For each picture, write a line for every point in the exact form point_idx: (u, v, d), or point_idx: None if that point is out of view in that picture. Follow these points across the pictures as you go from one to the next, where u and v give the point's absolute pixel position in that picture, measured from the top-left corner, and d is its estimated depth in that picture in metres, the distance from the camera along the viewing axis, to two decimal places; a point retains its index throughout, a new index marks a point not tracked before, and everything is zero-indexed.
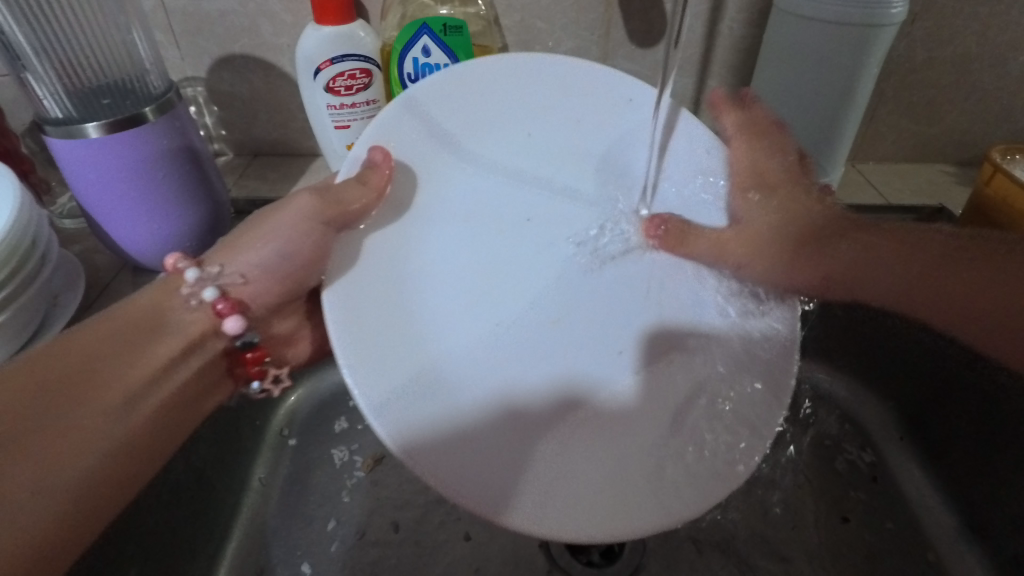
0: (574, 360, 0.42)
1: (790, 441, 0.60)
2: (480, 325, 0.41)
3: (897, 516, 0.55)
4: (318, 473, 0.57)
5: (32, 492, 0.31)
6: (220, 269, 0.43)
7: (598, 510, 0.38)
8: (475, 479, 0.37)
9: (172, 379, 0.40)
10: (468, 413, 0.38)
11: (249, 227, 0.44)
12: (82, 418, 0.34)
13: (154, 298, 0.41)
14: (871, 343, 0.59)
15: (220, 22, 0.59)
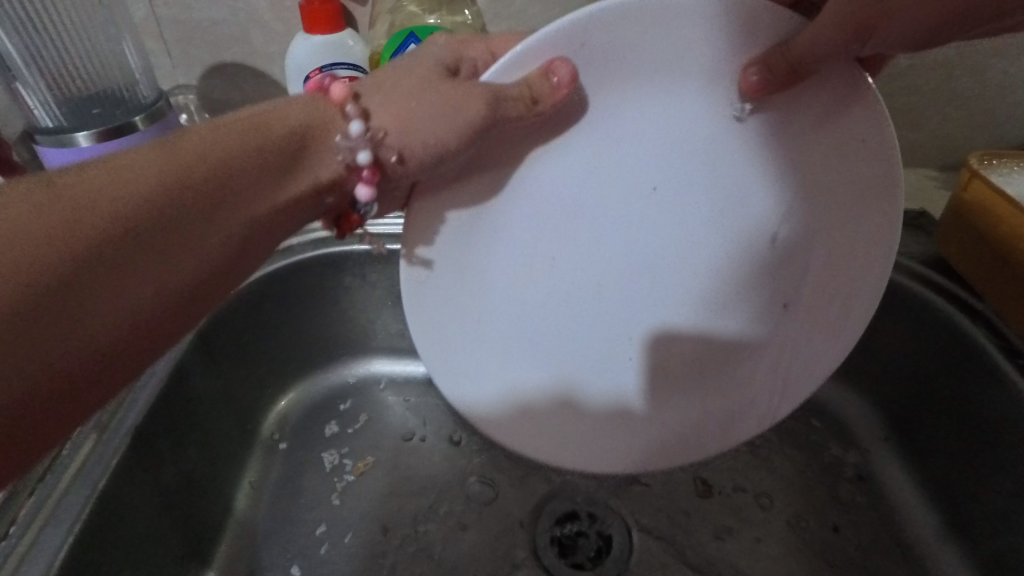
0: (624, 342, 0.45)
1: (775, 444, 0.61)
2: (544, 309, 0.44)
3: (881, 515, 0.55)
4: (308, 476, 0.58)
5: (132, 291, 0.29)
6: (378, 133, 0.37)
7: (622, 450, 0.47)
8: (524, 436, 0.46)
9: (268, 223, 0.35)
10: (499, 364, 0.45)
11: (412, 78, 0.37)
12: (165, 244, 0.30)
13: (294, 120, 0.36)
14: (856, 344, 0.60)
15: (212, 31, 0.59)
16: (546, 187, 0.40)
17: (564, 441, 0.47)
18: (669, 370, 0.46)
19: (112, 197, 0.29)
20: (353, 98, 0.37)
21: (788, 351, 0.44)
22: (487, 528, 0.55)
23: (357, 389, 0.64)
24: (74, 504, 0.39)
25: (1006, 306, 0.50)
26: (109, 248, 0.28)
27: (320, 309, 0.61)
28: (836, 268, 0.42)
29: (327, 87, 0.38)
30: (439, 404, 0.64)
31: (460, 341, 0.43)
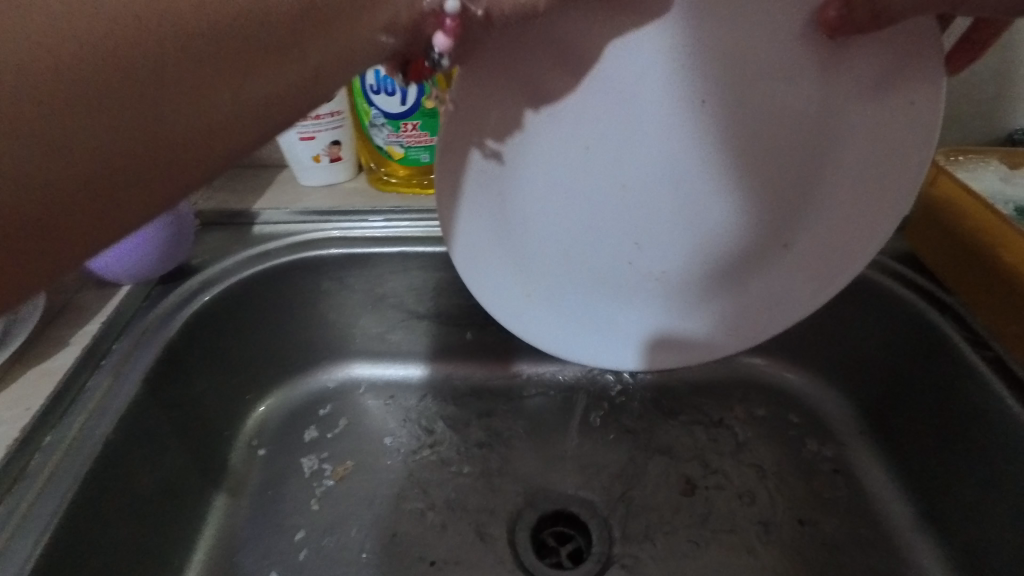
0: (638, 257, 0.43)
1: (753, 441, 0.62)
2: (566, 208, 0.41)
3: (858, 509, 0.56)
4: (287, 481, 0.57)
5: (119, 124, 0.23)
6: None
7: (585, 349, 0.48)
8: (520, 316, 0.46)
9: (322, 74, 0.28)
10: (513, 252, 0.43)
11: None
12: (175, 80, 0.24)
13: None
14: (830, 339, 0.61)
15: None
16: (606, 82, 0.36)
17: (564, 335, 0.47)
18: (682, 276, 0.44)
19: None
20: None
21: (773, 295, 0.44)
22: (467, 528, 0.55)
23: (337, 394, 0.64)
24: (43, 515, 0.39)
25: (976, 298, 0.50)
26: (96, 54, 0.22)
27: (298, 313, 0.61)
28: (853, 234, 0.40)
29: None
30: (420, 407, 0.64)
31: (478, 223, 0.42)
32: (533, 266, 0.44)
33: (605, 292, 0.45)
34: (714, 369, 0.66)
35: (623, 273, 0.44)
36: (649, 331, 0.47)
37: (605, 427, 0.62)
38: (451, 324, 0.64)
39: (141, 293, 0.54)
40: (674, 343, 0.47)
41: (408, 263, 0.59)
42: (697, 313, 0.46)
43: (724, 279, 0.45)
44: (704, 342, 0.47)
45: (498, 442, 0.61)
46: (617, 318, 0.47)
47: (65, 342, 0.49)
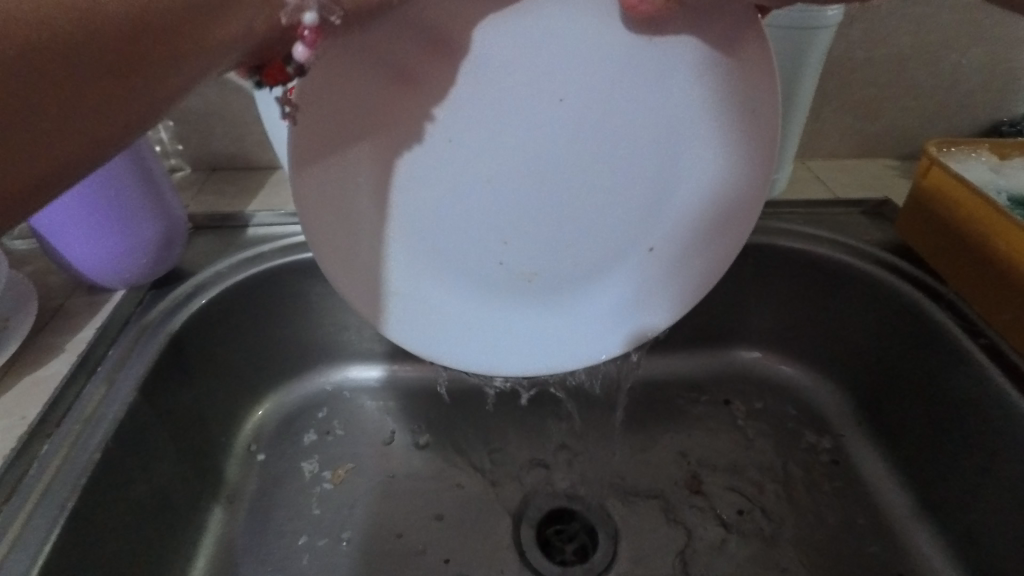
0: (515, 251, 0.43)
1: (751, 434, 0.62)
2: (428, 205, 0.41)
3: (858, 499, 0.56)
4: (287, 486, 0.56)
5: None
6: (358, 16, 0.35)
7: (474, 358, 0.46)
8: (427, 342, 0.45)
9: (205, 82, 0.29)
10: (397, 274, 0.43)
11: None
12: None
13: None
14: (823, 330, 0.62)
15: None
16: (474, 81, 0.37)
17: (478, 355, 0.46)
18: (559, 274, 0.45)
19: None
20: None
21: (655, 284, 0.45)
22: (471, 528, 0.54)
23: (333, 397, 0.63)
24: (43, 525, 0.38)
25: (971, 289, 0.51)
26: None
27: (292, 316, 0.60)
28: (716, 221, 0.43)
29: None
30: (418, 407, 0.63)
31: (358, 247, 0.42)
32: (422, 285, 0.44)
33: (499, 302, 0.46)
34: (709, 362, 0.67)
35: (510, 281, 0.45)
36: (558, 337, 0.46)
37: (604, 423, 0.62)
38: None
39: (134, 297, 0.53)
40: (591, 341, 0.47)
41: None
42: (600, 312, 0.46)
43: (619, 280, 0.45)
44: (620, 334, 0.47)
45: (497, 442, 0.61)
46: (523, 330, 0.46)
47: (59, 349, 0.48)
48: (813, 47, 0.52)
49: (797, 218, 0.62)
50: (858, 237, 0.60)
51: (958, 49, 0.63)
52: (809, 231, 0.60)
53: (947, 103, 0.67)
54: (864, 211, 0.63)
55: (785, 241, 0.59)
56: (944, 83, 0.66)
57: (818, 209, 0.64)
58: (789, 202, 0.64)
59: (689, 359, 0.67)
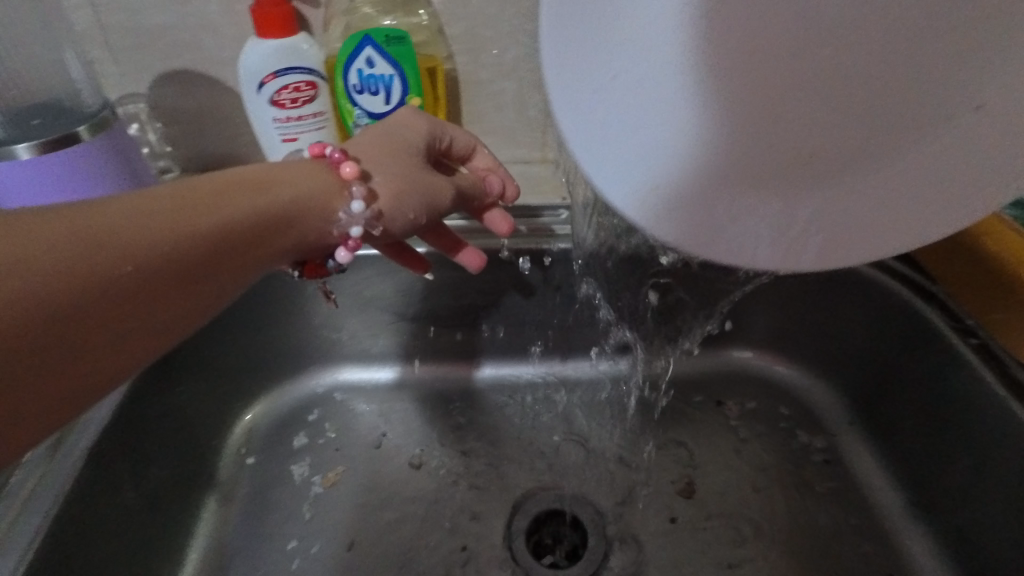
0: (798, 132, 0.37)
1: (744, 434, 0.62)
2: (771, 60, 0.36)
3: (851, 500, 0.56)
4: (278, 489, 0.56)
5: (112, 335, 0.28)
6: (376, 215, 0.41)
7: (667, 216, 0.34)
8: (642, 194, 0.34)
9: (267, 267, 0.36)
10: (623, 107, 0.35)
11: (404, 146, 0.44)
12: (102, 247, 0.28)
13: (315, 177, 0.40)
14: (816, 330, 0.62)
15: (161, 37, 0.57)
16: None
17: (703, 227, 0.34)
18: (781, 170, 0.37)
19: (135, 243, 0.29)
20: (360, 177, 0.41)
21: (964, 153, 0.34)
22: (462, 531, 0.54)
23: (325, 400, 0.63)
24: (27, 530, 0.38)
25: (962, 293, 0.50)
26: (108, 295, 0.28)
27: (283, 320, 0.60)
28: None
29: (333, 159, 0.41)
30: (411, 409, 0.63)
31: (594, 62, 0.33)
32: (655, 133, 0.35)
33: (743, 172, 0.36)
34: (703, 363, 0.66)
35: (755, 145, 0.36)
36: (786, 224, 0.36)
37: (597, 425, 0.62)
38: (440, 325, 0.63)
39: None
40: (833, 236, 0.35)
41: (395, 265, 0.59)
42: (861, 197, 0.36)
43: (875, 160, 0.36)
44: (886, 226, 0.35)
45: (491, 445, 0.60)
46: (755, 213, 0.36)
47: None
48: None
49: None
50: None
51: None
52: None
53: None
54: None
55: None
56: None
57: None
58: None
59: (683, 360, 0.66)
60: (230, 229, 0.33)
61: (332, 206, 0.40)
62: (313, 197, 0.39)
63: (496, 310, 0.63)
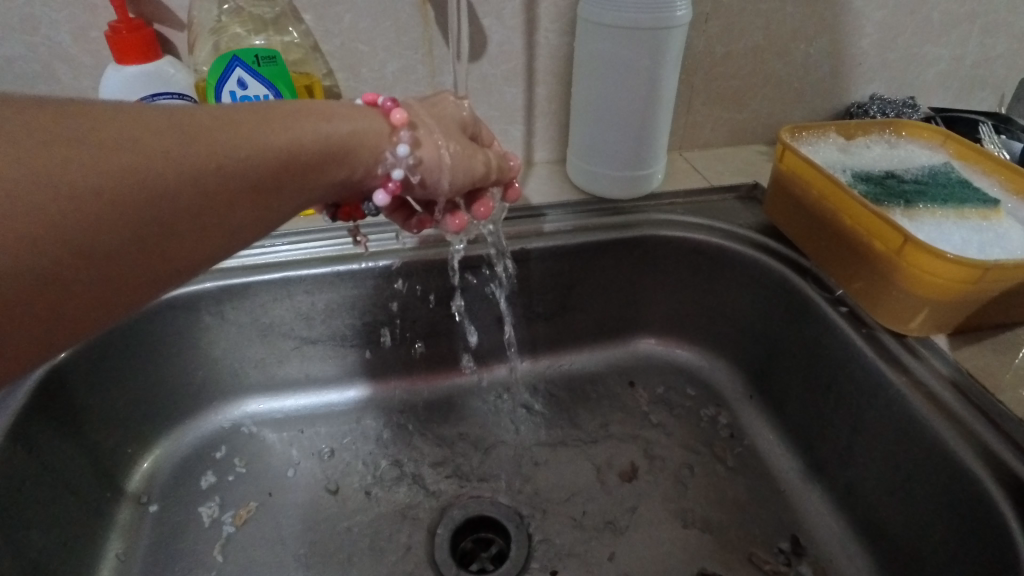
0: None
1: (655, 418, 0.64)
2: None
3: (755, 468, 0.59)
4: (183, 535, 0.53)
5: (174, 235, 0.31)
6: (418, 163, 0.42)
7: None
8: None
9: (324, 193, 0.38)
10: None
11: (449, 114, 0.45)
12: (172, 142, 0.30)
13: (372, 120, 0.40)
14: (711, 313, 0.65)
15: (9, 69, 0.54)
16: None
17: None
18: None
19: (209, 152, 0.31)
20: (409, 126, 0.42)
21: None
22: (384, 549, 0.53)
23: (232, 434, 0.60)
24: None
25: (831, 267, 0.54)
26: (176, 198, 0.30)
27: (178, 357, 0.57)
28: None
29: (385, 107, 0.42)
30: (324, 434, 0.62)
31: None
32: None
33: None
34: (611, 355, 0.69)
35: None
36: None
37: (514, 425, 0.63)
38: (348, 344, 0.62)
39: None
40: None
41: (292, 287, 0.57)
42: None
43: None
44: None
45: (409, 458, 0.60)
46: None
47: None
48: (669, 44, 0.54)
49: (676, 207, 0.65)
50: (733, 221, 0.64)
51: (804, 39, 0.69)
52: (688, 220, 0.64)
53: (801, 88, 0.73)
54: (738, 196, 0.68)
55: (663, 231, 0.62)
56: (796, 72, 0.71)
57: (696, 198, 0.67)
58: (670, 193, 0.67)
59: (592, 354, 0.68)
60: (286, 153, 0.34)
61: (379, 147, 0.40)
62: (367, 134, 0.39)
63: (403, 324, 0.62)
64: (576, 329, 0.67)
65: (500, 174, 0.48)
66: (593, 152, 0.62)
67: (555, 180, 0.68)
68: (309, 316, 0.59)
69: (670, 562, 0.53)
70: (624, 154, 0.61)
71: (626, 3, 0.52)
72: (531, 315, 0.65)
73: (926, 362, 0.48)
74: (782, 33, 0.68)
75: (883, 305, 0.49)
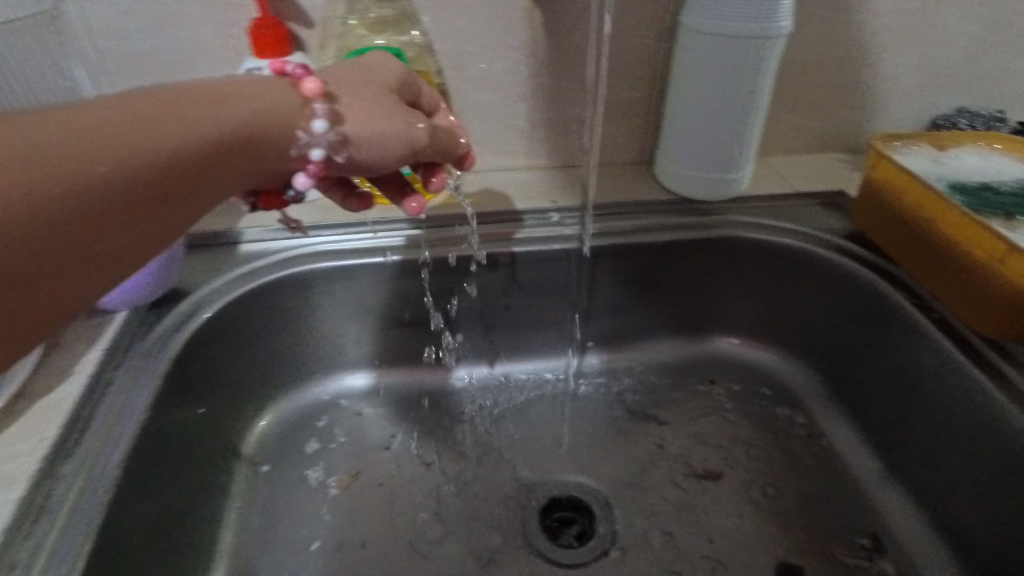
0: None
1: (731, 414, 0.66)
2: None
3: (832, 467, 0.61)
4: (293, 495, 0.58)
5: (82, 247, 0.29)
6: (340, 139, 0.42)
7: None
8: None
9: (231, 185, 0.38)
10: None
11: (381, 85, 0.45)
12: (66, 147, 0.28)
13: (280, 96, 0.39)
14: (789, 313, 0.67)
15: (155, 59, 0.59)
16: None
17: None
18: None
19: (108, 151, 0.30)
20: (325, 97, 0.41)
21: None
22: (476, 521, 0.57)
23: (333, 406, 0.65)
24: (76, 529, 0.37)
25: (923, 274, 0.56)
26: (83, 203, 0.29)
27: (290, 329, 0.61)
28: None
29: (296, 75, 0.41)
30: (416, 411, 0.65)
31: None
32: None
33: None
34: (688, 351, 0.71)
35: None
36: None
37: (594, 413, 0.66)
38: (441, 328, 0.66)
39: (139, 317, 0.52)
40: None
41: (397, 271, 0.61)
42: None
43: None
44: None
45: (495, 437, 0.63)
46: None
47: (69, 370, 0.46)
48: (771, 52, 0.56)
49: (759, 210, 0.67)
50: (818, 227, 0.65)
51: (893, 51, 0.70)
52: (772, 223, 0.65)
53: (886, 99, 0.74)
54: (822, 202, 0.69)
55: (747, 233, 0.64)
56: (884, 82, 0.72)
57: (780, 202, 0.68)
58: (754, 197, 0.68)
59: (668, 350, 0.70)
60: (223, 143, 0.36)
61: (290, 124, 0.40)
62: (270, 113, 0.39)
63: (494, 310, 0.66)
64: (654, 324, 0.70)
65: (444, 145, 0.49)
66: (683, 155, 0.64)
67: (641, 181, 0.71)
68: (410, 298, 0.63)
69: (750, 552, 0.55)
70: (714, 157, 0.63)
71: (732, 13, 0.55)
72: (613, 308, 0.68)
73: (1020, 368, 0.49)
74: (871, 44, 0.69)
75: (977, 312, 0.51)
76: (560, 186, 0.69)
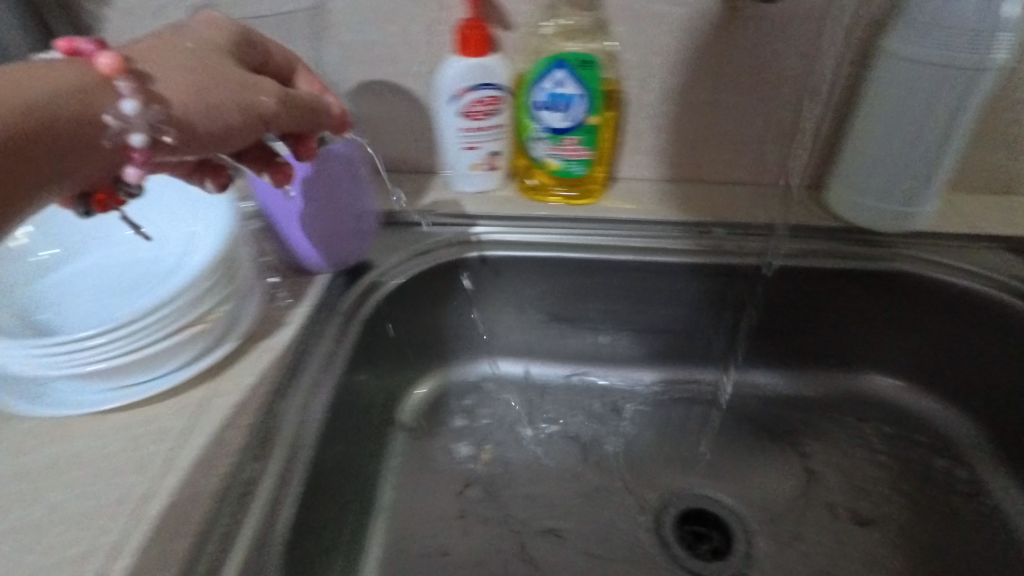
0: None
1: (880, 456, 0.64)
2: None
3: (994, 528, 0.57)
4: (441, 465, 0.61)
5: None
6: (165, 115, 0.36)
7: None
8: None
9: (61, 182, 0.34)
10: None
11: (208, 48, 0.39)
12: None
13: (69, 78, 0.35)
14: (956, 359, 0.63)
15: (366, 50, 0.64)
16: None
17: None
18: None
19: None
20: (126, 72, 0.36)
21: None
22: (612, 519, 0.58)
23: (478, 387, 0.68)
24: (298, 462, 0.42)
25: None
26: None
27: (454, 310, 0.65)
28: None
29: (87, 53, 0.36)
30: (557, 404, 0.67)
31: None
32: None
33: None
34: (837, 385, 0.68)
35: None
36: None
37: (734, 433, 0.65)
38: (590, 327, 0.68)
39: (336, 281, 0.57)
40: None
41: (560, 268, 0.64)
42: None
43: None
44: None
45: (633, 441, 0.64)
46: None
47: (283, 322, 0.52)
48: (981, 85, 0.54)
49: (936, 248, 0.64)
50: (1003, 273, 0.61)
51: None
52: (951, 263, 0.62)
53: None
54: (1008, 247, 0.65)
55: (923, 271, 0.62)
56: None
57: (960, 242, 0.65)
58: (930, 233, 0.65)
59: (815, 380, 0.69)
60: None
61: (92, 107, 0.34)
62: (67, 93, 0.34)
63: (643, 316, 0.67)
64: (804, 353, 0.68)
65: (298, 113, 0.43)
66: (862, 183, 0.63)
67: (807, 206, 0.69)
68: (568, 295, 0.66)
69: None
70: (897, 189, 0.61)
71: (944, 42, 0.53)
72: (763, 330, 0.67)
73: None
74: None
75: None
76: (724, 202, 0.69)
